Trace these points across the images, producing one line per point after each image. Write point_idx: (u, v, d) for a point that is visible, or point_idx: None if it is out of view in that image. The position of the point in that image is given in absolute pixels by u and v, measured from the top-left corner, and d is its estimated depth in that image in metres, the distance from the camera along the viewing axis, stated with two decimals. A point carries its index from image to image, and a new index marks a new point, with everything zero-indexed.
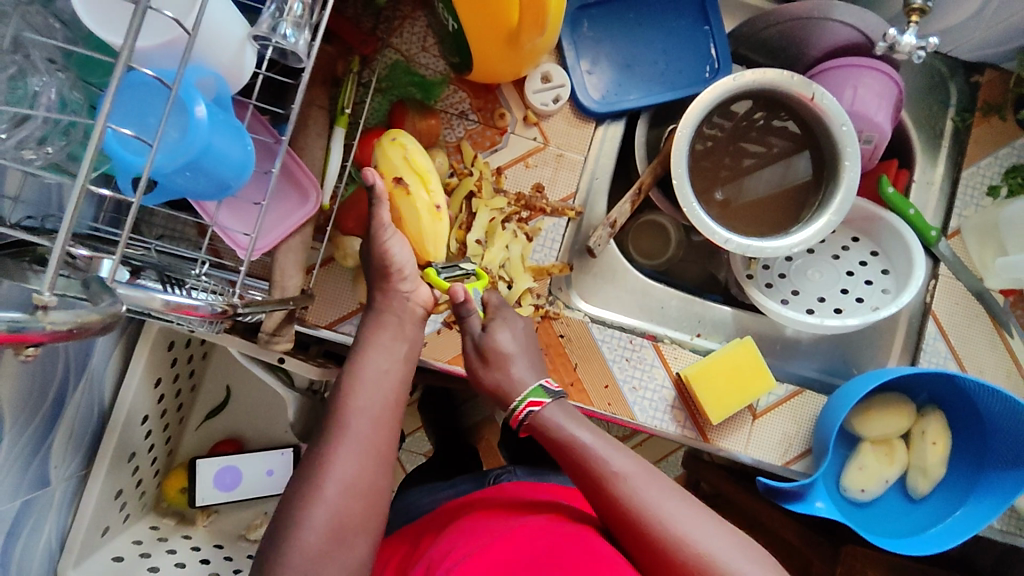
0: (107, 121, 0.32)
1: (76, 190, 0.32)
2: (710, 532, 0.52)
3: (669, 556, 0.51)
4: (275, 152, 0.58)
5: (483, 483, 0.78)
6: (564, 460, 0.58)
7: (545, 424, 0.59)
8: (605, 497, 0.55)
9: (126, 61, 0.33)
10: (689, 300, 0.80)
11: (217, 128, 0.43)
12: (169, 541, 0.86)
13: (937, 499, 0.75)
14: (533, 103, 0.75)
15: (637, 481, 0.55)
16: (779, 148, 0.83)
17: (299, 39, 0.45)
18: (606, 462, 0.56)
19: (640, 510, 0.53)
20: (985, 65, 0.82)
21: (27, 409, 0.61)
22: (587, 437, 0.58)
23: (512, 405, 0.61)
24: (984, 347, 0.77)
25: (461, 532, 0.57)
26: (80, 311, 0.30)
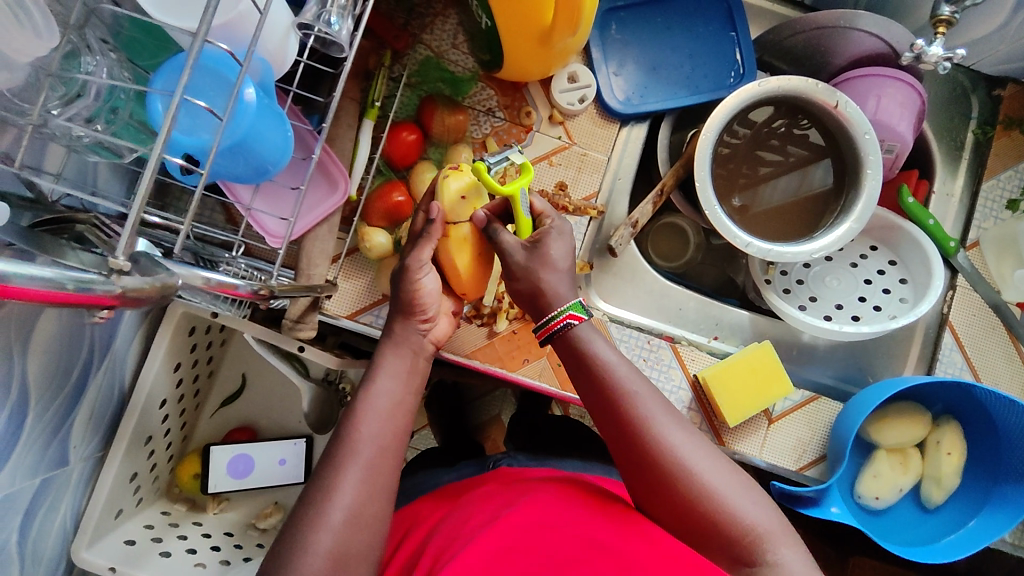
0: (184, 93, 0.33)
1: (151, 163, 0.32)
2: (709, 463, 0.54)
3: (670, 479, 0.53)
4: (310, 145, 0.60)
5: (488, 467, 0.76)
6: (583, 375, 0.59)
7: (572, 338, 0.60)
8: (617, 414, 0.56)
9: (201, 40, 0.34)
10: (708, 302, 0.80)
11: (264, 114, 0.44)
12: (181, 527, 0.86)
13: (951, 510, 0.74)
14: (559, 102, 0.75)
15: (651, 405, 0.56)
16: (796, 157, 0.84)
17: (342, 28, 0.46)
18: (624, 382, 0.57)
19: (649, 430, 0.55)
20: (1007, 80, 0.82)
21: (51, 387, 0.62)
22: (610, 356, 0.58)
23: (546, 316, 0.60)
24: (1000, 359, 0.77)
25: (465, 519, 0.58)
26: (144, 278, 0.32)
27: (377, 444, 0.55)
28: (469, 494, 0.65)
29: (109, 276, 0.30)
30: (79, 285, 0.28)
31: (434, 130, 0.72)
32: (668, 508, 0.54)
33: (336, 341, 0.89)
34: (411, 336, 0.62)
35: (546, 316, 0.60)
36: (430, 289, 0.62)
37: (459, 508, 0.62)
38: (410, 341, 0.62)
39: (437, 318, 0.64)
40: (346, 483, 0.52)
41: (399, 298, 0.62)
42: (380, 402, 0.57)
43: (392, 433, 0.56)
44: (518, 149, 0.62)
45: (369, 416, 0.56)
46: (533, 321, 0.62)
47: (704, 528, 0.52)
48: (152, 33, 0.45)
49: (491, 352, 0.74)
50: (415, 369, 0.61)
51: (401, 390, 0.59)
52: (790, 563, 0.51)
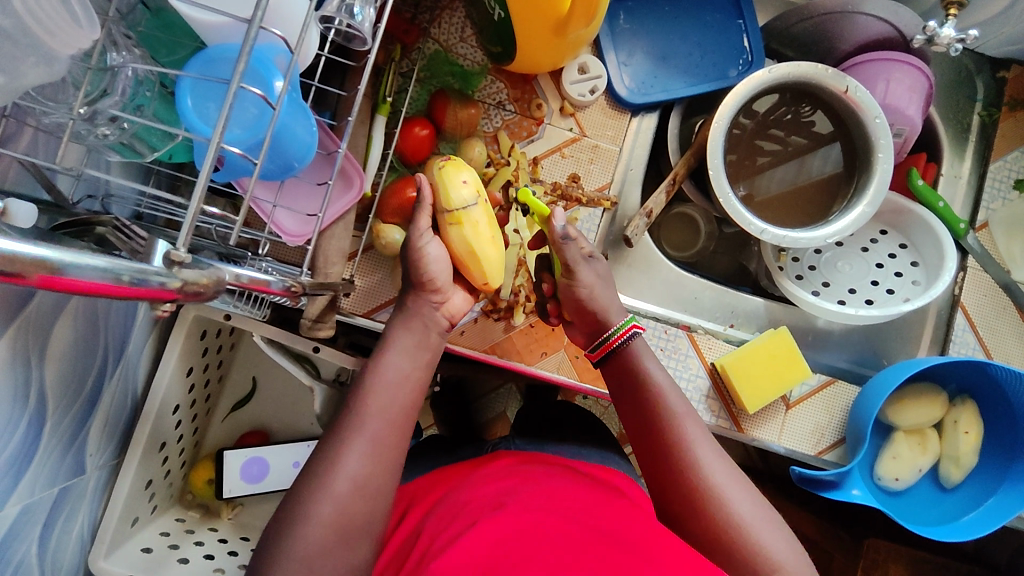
0: (241, 81, 0.32)
1: (211, 153, 0.32)
2: (743, 493, 0.54)
3: (702, 502, 0.53)
4: (331, 147, 0.59)
5: (487, 451, 0.77)
6: (628, 390, 0.60)
7: (625, 356, 0.61)
8: (658, 431, 0.57)
9: (257, 27, 0.33)
10: (723, 291, 0.80)
11: (291, 110, 0.43)
12: (196, 533, 0.86)
13: (969, 489, 0.75)
14: (571, 94, 0.75)
15: (694, 429, 0.57)
16: (795, 146, 0.85)
17: (365, 18, 0.45)
18: (671, 401, 0.58)
19: (687, 451, 0.55)
20: (1011, 61, 0.83)
21: (68, 395, 0.61)
22: (660, 376, 0.60)
23: (605, 334, 0.62)
24: (1011, 338, 0.78)
25: (467, 502, 0.57)
26: (200, 271, 0.32)
27: (385, 417, 0.54)
28: (475, 474, 0.65)
29: (169, 268, 0.30)
30: (140, 277, 0.28)
31: (446, 125, 0.71)
32: (694, 531, 0.53)
33: (347, 342, 0.88)
34: (421, 308, 0.61)
35: (605, 333, 0.63)
36: (436, 264, 0.61)
37: (475, 486, 0.61)
38: (423, 313, 0.61)
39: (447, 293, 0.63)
40: (381, 476, 0.52)
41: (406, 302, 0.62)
42: (400, 383, 0.56)
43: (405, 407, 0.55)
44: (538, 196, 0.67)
45: (380, 394, 0.54)
46: (586, 342, 0.65)
47: (727, 557, 0.52)
48: (173, 29, 0.44)
49: (508, 346, 0.74)
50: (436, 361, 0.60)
51: (410, 366, 0.57)
52: None
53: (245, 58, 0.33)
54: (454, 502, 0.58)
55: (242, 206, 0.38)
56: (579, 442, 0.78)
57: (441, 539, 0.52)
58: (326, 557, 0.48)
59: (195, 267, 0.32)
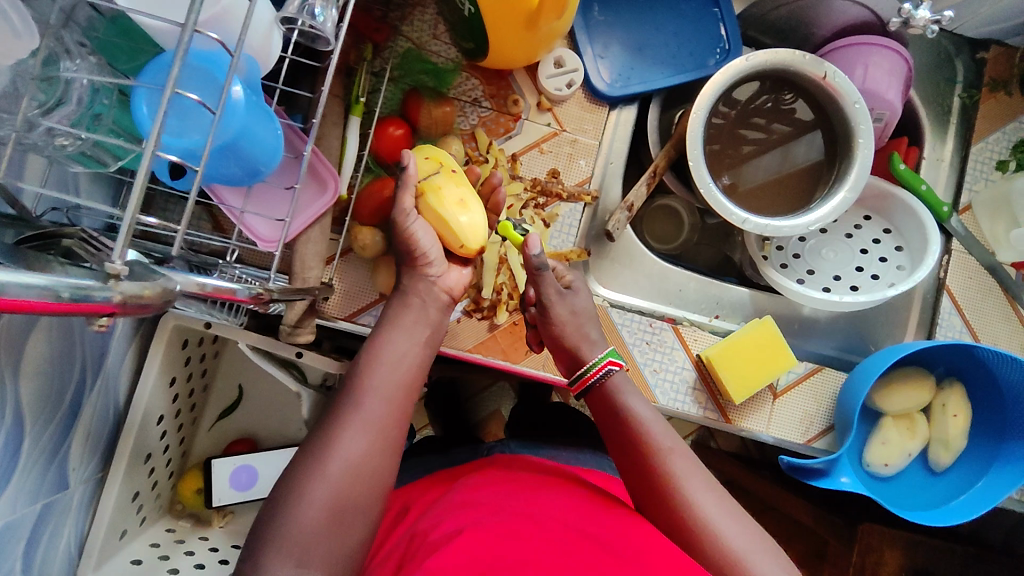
0: (175, 87, 0.31)
1: (144, 163, 0.31)
2: (737, 525, 0.54)
3: (698, 539, 0.53)
4: (299, 146, 0.58)
5: (481, 454, 0.76)
6: (616, 429, 0.61)
7: (608, 394, 0.62)
8: (648, 468, 0.57)
9: (190, 31, 0.32)
10: (707, 282, 0.80)
11: (255, 115, 0.42)
12: (187, 543, 0.85)
13: (959, 471, 0.74)
14: (547, 88, 0.74)
15: (683, 464, 0.57)
16: (779, 133, 0.84)
17: (326, 19, 0.44)
18: (659, 438, 0.58)
19: (679, 488, 0.55)
20: (990, 42, 0.83)
21: (45, 411, 0.60)
22: (645, 412, 0.60)
23: (582, 370, 0.64)
24: (996, 319, 0.78)
25: (458, 503, 0.57)
26: (143, 282, 0.30)
27: (381, 397, 0.54)
28: (469, 476, 0.64)
29: (106, 281, 0.29)
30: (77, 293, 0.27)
31: (421, 124, 0.71)
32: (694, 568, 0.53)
33: (332, 345, 0.89)
34: (418, 286, 0.62)
35: (583, 369, 0.64)
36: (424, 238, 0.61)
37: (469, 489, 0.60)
38: (420, 292, 0.62)
39: (444, 268, 0.64)
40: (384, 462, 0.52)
41: (401, 283, 0.62)
42: (402, 361, 0.57)
43: (400, 388, 0.55)
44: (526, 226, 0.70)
45: (378, 374, 0.55)
46: (569, 374, 0.65)
47: None
48: (129, 34, 0.43)
49: (493, 345, 0.73)
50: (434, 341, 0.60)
51: (397, 356, 0.57)
52: None
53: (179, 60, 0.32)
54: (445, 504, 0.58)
55: (186, 217, 0.37)
56: (568, 439, 0.78)
57: (439, 536, 0.52)
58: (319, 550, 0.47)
59: (136, 279, 0.31)
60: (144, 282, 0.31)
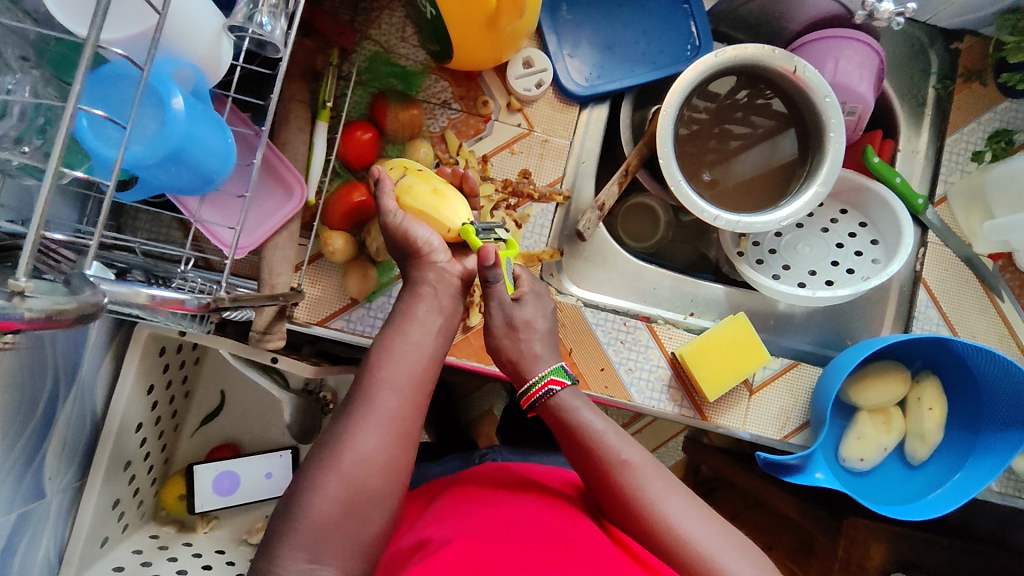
0: (78, 103, 0.31)
1: (45, 187, 0.31)
2: (705, 526, 0.55)
3: (669, 547, 0.54)
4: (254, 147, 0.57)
5: (474, 462, 0.84)
6: (571, 444, 0.60)
7: (559, 408, 0.60)
8: (610, 483, 0.57)
9: (93, 46, 0.32)
10: (681, 280, 0.80)
11: (197, 119, 0.41)
12: (170, 549, 0.85)
13: (936, 465, 0.74)
14: (516, 89, 0.74)
15: (645, 475, 0.57)
16: (763, 128, 0.83)
17: (275, 28, 0.44)
18: (616, 452, 0.58)
19: (643, 500, 0.55)
20: (964, 32, 0.82)
21: (17, 421, 0.60)
22: (598, 424, 0.59)
23: (526, 384, 0.62)
24: (974, 311, 0.78)
25: (448, 513, 0.59)
26: (57, 299, 0.30)
27: (396, 391, 0.54)
28: (459, 486, 0.66)
29: (11, 299, 0.29)
30: None
31: (388, 127, 0.71)
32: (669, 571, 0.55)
33: (313, 350, 0.90)
34: (429, 275, 0.60)
35: (526, 385, 0.62)
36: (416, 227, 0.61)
37: (483, 500, 0.61)
38: (431, 281, 0.60)
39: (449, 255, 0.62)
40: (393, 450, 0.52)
41: (409, 275, 0.61)
42: (417, 354, 0.56)
43: (414, 385, 0.55)
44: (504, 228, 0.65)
45: (387, 368, 0.55)
46: (514, 390, 0.63)
47: None
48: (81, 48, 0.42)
49: (467, 347, 0.73)
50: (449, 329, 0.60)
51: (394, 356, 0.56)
52: None
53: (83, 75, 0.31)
54: (433, 518, 0.59)
55: (102, 222, 0.37)
56: None
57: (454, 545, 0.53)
58: (321, 553, 0.47)
59: (46, 295, 0.30)
60: (58, 297, 0.30)
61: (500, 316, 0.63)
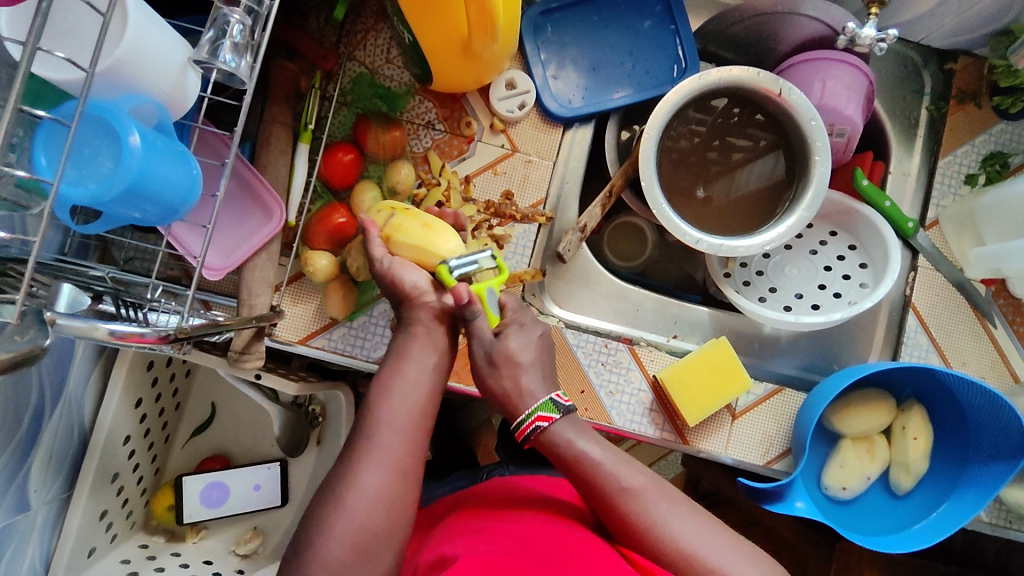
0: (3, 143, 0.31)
1: None
2: (716, 543, 0.55)
3: (683, 570, 0.54)
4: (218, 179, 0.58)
5: (480, 479, 0.86)
6: (570, 475, 0.59)
7: (554, 441, 0.59)
8: (617, 513, 0.56)
9: (24, 77, 0.32)
10: (666, 301, 0.80)
11: (156, 154, 0.42)
12: (158, 559, 0.86)
13: (921, 495, 0.73)
14: (499, 110, 0.74)
15: (650, 499, 0.56)
16: (765, 142, 0.82)
17: (240, 63, 0.46)
18: (618, 480, 0.57)
19: (652, 526, 0.55)
20: (958, 52, 0.81)
21: (2, 436, 0.61)
22: (596, 453, 0.58)
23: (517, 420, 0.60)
24: (966, 338, 0.76)
25: (458, 530, 0.60)
26: None
27: (387, 422, 0.54)
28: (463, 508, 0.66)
29: None
30: None
31: (370, 148, 0.71)
32: None
33: (302, 363, 0.89)
34: (420, 312, 0.61)
35: (516, 421, 0.60)
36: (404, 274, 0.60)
37: (494, 519, 0.61)
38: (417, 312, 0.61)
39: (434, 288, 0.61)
40: (362, 477, 0.52)
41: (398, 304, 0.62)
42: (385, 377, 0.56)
43: (395, 416, 0.55)
44: (491, 253, 0.62)
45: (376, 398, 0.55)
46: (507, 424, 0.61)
47: None
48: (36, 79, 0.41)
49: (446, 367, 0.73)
50: (443, 366, 0.60)
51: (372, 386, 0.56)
52: None
53: (8, 131, 0.32)
54: (439, 541, 0.60)
55: (34, 250, 0.37)
56: None
57: (467, 562, 0.53)
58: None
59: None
60: None
61: (479, 351, 0.61)
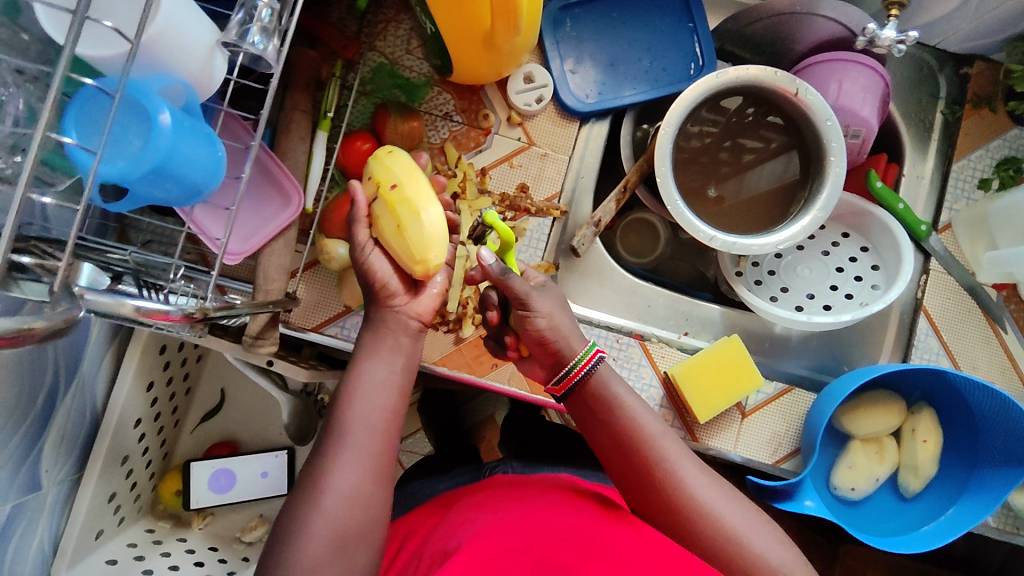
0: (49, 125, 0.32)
1: (17, 199, 0.33)
2: (734, 506, 0.55)
3: (699, 525, 0.54)
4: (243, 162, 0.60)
5: (486, 472, 0.86)
6: (604, 419, 0.58)
7: (596, 384, 0.59)
8: (644, 461, 0.56)
9: (68, 64, 0.33)
10: (677, 299, 0.80)
11: (183, 135, 0.43)
12: (165, 544, 0.86)
13: (930, 498, 0.73)
14: (517, 103, 0.75)
15: (678, 452, 0.57)
16: (776, 143, 0.82)
17: (268, 46, 0.45)
18: (651, 428, 0.58)
19: (678, 476, 0.55)
20: (975, 57, 0.81)
21: (17, 414, 0.62)
22: (633, 401, 0.59)
23: (566, 368, 0.59)
24: (976, 343, 0.76)
25: (466, 518, 0.59)
26: (26, 318, 0.32)
27: (402, 408, 0.55)
28: (464, 501, 0.65)
29: None
30: None
31: (388, 138, 0.71)
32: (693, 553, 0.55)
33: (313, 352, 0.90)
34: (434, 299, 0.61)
35: (565, 367, 0.59)
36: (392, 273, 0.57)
37: (500, 508, 0.60)
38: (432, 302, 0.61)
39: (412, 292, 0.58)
40: (377, 462, 0.52)
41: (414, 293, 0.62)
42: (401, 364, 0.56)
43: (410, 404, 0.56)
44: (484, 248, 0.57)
45: (391, 384, 0.55)
46: (549, 374, 0.61)
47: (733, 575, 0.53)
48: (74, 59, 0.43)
49: (457, 358, 0.73)
50: None
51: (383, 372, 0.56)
52: None
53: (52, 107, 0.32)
54: (442, 532, 0.58)
55: (75, 227, 0.38)
56: None
57: (469, 550, 0.52)
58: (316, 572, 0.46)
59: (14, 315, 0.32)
60: (26, 316, 0.33)
61: None
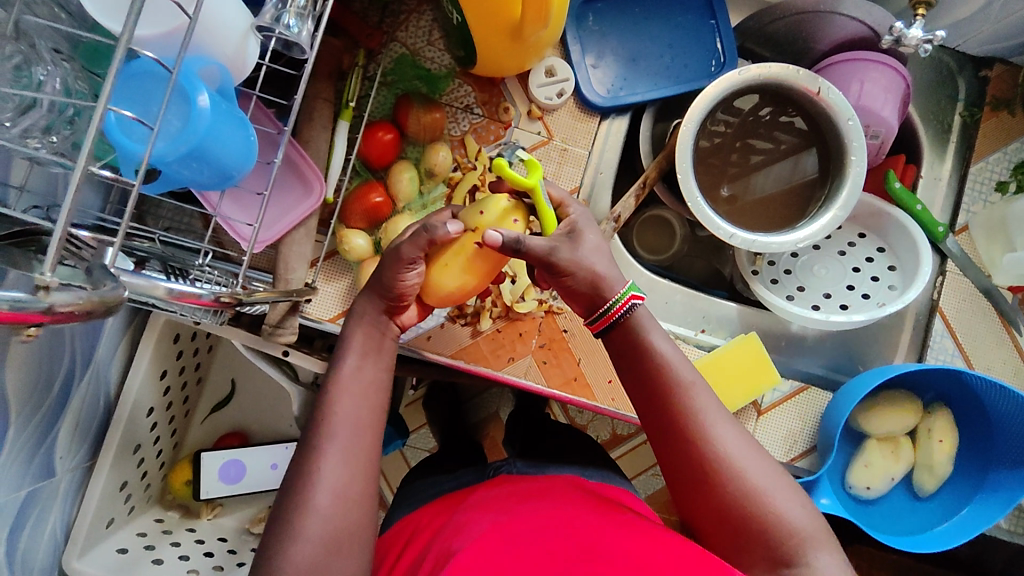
0: (109, 103, 0.32)
1: (76, 175, 0.31)
2: (759, 463, 0.51)
3: (718, 478, 0.50)
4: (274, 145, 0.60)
5: None
6: (632, 360, 0.55)
7: (629, 324, 0.55)
8: (669, 407, 0.53)
9: (126, 46, 0.33)
10: (694, 296, 0.80)
11: (220, 118, 0.43)
12: (174, 534, 0.86)
13: (944, 498, 0.74)
14: (538, 97, 0.74)
15: (707, 402, 0.53)
16: (787, 144, 0.82)
17: (302, 30, 0.46)
18: (681, 375, 0.53)
19: (703, 427, 0.51)
20: (994, 60, 0.81)
21: (34, 399, 0.61)
22: (665, 344, 0.54)
23: (605, 305, 0.54)
24: (990, 345, 0.76)
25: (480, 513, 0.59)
26: (81, 293, 0.32)
27: None
28: (474, 496, 0.64)
29: (36, 293, 0.31)
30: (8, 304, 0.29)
31: (410, 129, 0.71)
32: (708, 507, 0.51)
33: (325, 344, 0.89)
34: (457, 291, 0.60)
35: (605, 305, 0.54)
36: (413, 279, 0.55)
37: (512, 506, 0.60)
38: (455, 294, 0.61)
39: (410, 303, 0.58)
40: None
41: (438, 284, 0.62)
42: None
43: None
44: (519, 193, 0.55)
45: None
46: (586, 310, 0.56)
47: (750, 534, 0.49)
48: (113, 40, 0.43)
49: (474, 351, 0.73)
50: None
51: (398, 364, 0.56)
52: (825, 568, 0.48)
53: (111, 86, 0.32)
54: (454, 527, 0.58)
55: (128, 205, 0.37)
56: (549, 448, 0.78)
57: (482, 548, 0.52)
58: (344, 559, 0.45)
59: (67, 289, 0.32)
60: (80, 293, 0.32)
61: None
